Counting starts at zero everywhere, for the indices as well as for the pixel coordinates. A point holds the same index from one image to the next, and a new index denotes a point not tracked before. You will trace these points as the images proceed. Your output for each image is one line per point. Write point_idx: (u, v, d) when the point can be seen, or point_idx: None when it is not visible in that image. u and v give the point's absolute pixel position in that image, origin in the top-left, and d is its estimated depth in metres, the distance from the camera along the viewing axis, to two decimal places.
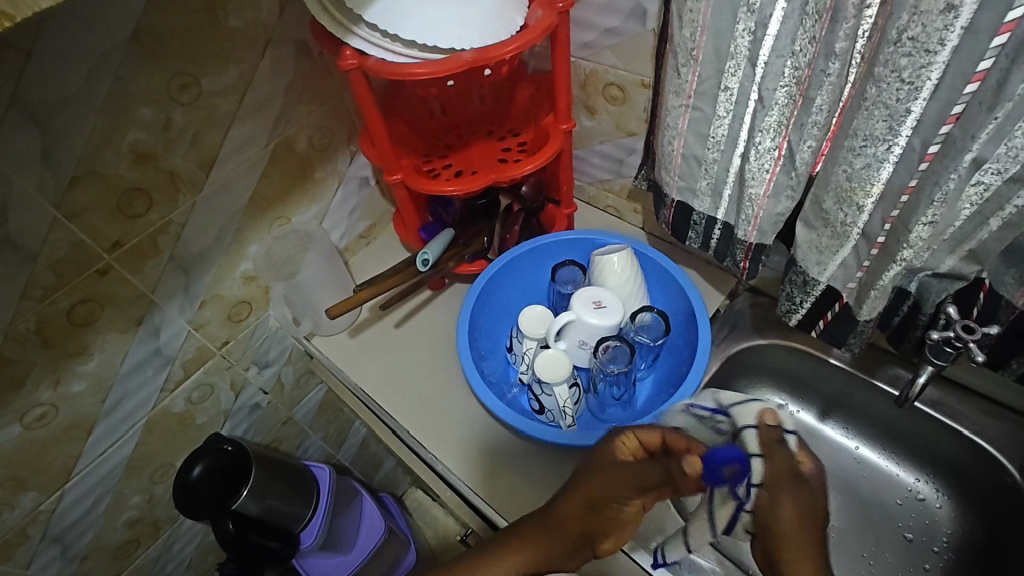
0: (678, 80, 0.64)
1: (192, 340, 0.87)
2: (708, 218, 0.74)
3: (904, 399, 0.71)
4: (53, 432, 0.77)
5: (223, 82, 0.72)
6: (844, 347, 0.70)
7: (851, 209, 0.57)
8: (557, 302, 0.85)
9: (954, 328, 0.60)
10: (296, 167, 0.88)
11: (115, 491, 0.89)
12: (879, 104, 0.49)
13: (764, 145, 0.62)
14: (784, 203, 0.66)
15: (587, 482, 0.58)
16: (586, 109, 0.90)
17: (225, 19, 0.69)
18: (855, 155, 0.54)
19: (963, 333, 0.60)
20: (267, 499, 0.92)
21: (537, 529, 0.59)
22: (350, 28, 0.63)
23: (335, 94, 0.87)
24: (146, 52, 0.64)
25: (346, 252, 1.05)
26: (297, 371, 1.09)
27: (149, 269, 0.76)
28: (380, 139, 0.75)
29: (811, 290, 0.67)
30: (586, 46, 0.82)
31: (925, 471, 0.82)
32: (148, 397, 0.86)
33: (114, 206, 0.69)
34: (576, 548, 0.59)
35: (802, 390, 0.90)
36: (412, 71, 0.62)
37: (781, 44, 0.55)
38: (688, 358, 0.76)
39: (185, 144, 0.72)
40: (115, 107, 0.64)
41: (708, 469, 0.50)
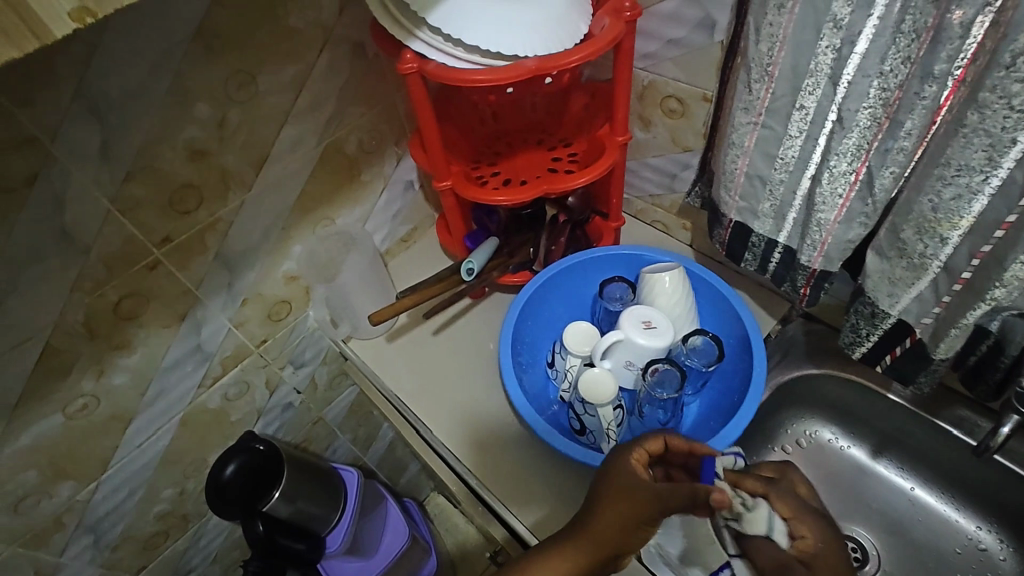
0: (749, 96, 0.61)
1: (232, 337, 0.87)
2: (768, 240, 0.71)
3: (985, 450, 0.65)
4: (94, 423, 0.77)
5: (279, 81, 0.72)
6: (912, 385, 0.66)
7: (933, 240, 0.54)
8: (603, 319, 0.82)
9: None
10: (343, 169, 0.87)
11: (148, 483, 0.90)
12: (981, 132, 0.46)
13: (839, 168, 0.58)
14: (855, 229, 0.63)
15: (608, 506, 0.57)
16: (641, 120, 0.88)
17: (285, 18, 0.68)
18: (945, 184, 0.50)
19: None
20: (297, 502, 0.91)
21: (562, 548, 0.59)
22: (412, 30, 0.62)
23: (388, 97, 0.86)
24: (208, 49, 0.63)
25: (386, 255, 1.04)
26: (331, 372, 1.08)
27: (195, 266, 0.76)
28: (432, 144, 0.74)
29: (879, 323, 0.63)
30: (648, 56, 0.79)
31: (988, 519, 0.78)
32: (186, 392, 0.86)
33: (167, 201, 0.69)
34: (602, 565, 0.58)
35: (855, 425, 0.86)
36: (473, 78, 0.61)
37: (868, 63, 0.51)
38: (741, 386, 0.73)
39: (238, 142, 0.72)
40: (174, 104, 0.64)
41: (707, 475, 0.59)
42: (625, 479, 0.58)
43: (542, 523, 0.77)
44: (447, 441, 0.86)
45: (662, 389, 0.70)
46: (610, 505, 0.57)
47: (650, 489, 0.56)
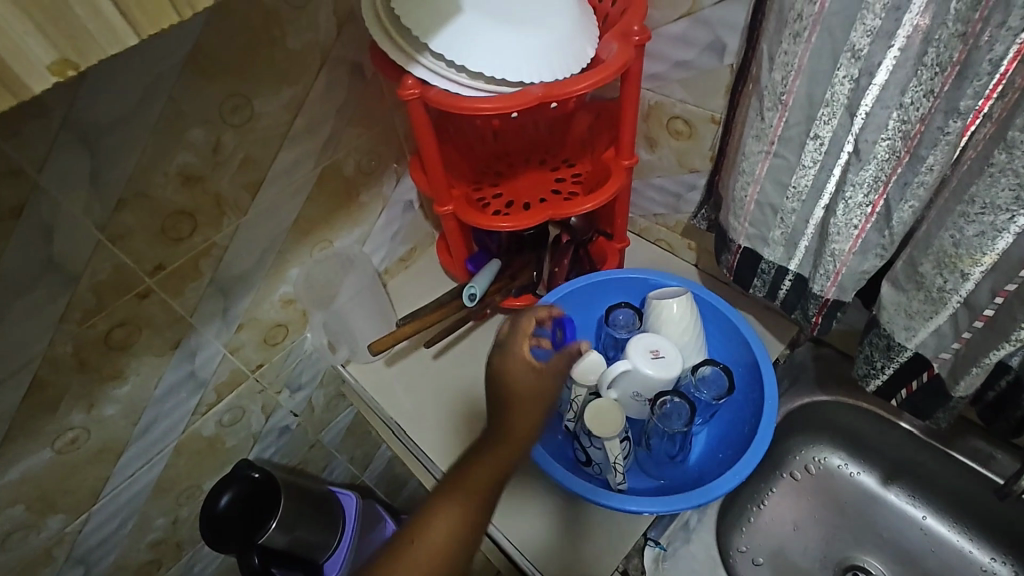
0: (762, 124, 0.59)
1: (227, 363, 0.85)
2: (778, 268, 0.69)
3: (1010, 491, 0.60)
4: (85, 455, 0.74)
5: (275, 104, 0.70)
6: (928, 420, 0.65)
7: (953, 275, 0.52)
8: (609, 346, 0.80)
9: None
10: (342, 190, 0.85)
11: (140, 513, 0.87)
12: (1008, 171, 0.44)
13: (855, 199, 0.56)
14: (871, 261, 0.61)
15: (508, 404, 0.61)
16: (646, 140, 0.86)
17: (283, 40, 0.66)
18: (969, 221, 0.49)
19: None
20: (295, 532, 0.89)
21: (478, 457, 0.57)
22: (413, 56, 0.60)
23: (387, 116, 0.84)
24: (202, 72, 0.61)
25: (385, 275, 1.02)
26: (328, 394, 1.06)
27: (189, 292, 0.74)
28: (434, 168, 0.72)
29: (895, 356, 0.62)
30: (654, 77, 0.77)
31: (1001, 550, 0.76)
32: (180, 420, 0.83)
33: (160, 228, 0.67)
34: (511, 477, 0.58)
35: (865, 452, 0.84)
36: (478, 106, 0.59)
37: (888, 95, 0.50)
38: (751, 418, 0.71)
39: (233, 166, 0.70)
40: (167, 129, 0.62)
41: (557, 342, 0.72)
42: (507, 360, 0.63)
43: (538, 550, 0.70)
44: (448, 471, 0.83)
45: (672, 423, 0.69)
46: (516, 403, 0.61)
47: (536, 376, 0.62)
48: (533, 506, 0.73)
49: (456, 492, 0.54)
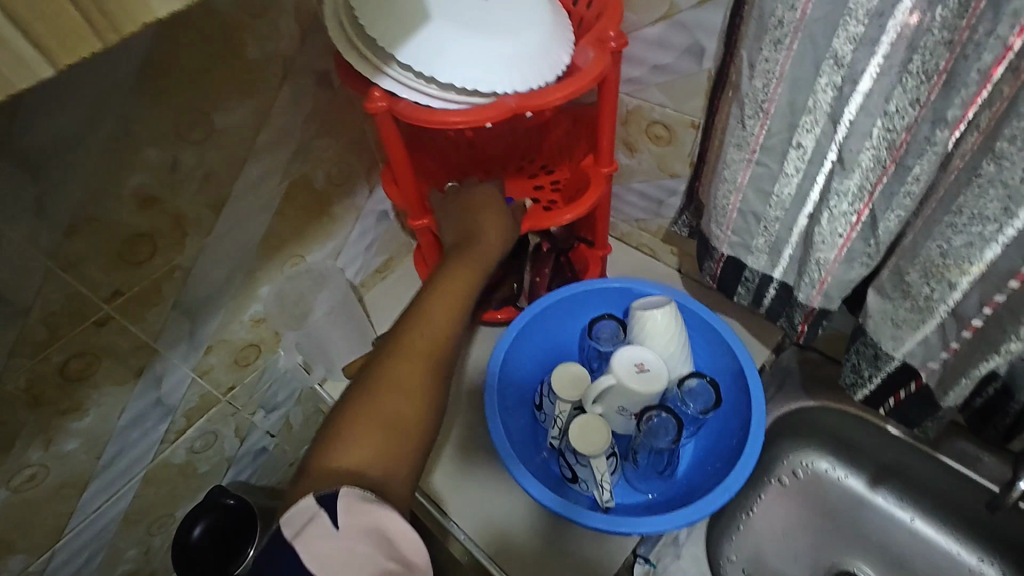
0: (743, 133, 0.57)
1: (196, 387, 0.81)
2: (762, 276, 0.68)
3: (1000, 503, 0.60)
4: (45, 492, 0.70)
5: (237, 117, 0.66)
6: (917, 428, 0.64)
7: (940, 285, 0.51)
8: (592, 358, 0.78)
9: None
10: (312, 203, 0.81)
11: (109, 546, 0.83)
12: (996, 182, 0.43)
13: (840, 208, 0.55)
14: (857, 269, 0.59)
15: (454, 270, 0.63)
16: (626, 145, 0.84)
17: (242, 50, 0.62)
18: (956, 231, 0.48)
19: None
20: None
21: (425, 315, 0.58)
22: (380, 67, 0.57)
23: (357, 125, 0.81)
24: (155, 88, 0.57)
25: (361, 288, 0.98)
26: (306, 412, 1.02)
27: (152, 317, 0.70)
28: (405, 181, 0.69)
29: (882, 365, 0.61)
30: (632, 81, 0.75)
31: (989, 552, 0.76)
32: (148, 449, 0.79)
33: (116, 253, 0.63)
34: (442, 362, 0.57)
35: (852, 456, 0.83)
36: (448, 119, 0.56)
37: (872, 103, 0.48)
38: (738, 430, 0.70)
39: (194, 184, 0.66)
40: (119, 149, 0.58)
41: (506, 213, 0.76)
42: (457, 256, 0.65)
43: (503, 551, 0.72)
44: None
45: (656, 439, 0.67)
46: (464, 271, 0.63)
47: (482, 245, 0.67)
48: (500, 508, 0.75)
49: (397, 367, 0.53)
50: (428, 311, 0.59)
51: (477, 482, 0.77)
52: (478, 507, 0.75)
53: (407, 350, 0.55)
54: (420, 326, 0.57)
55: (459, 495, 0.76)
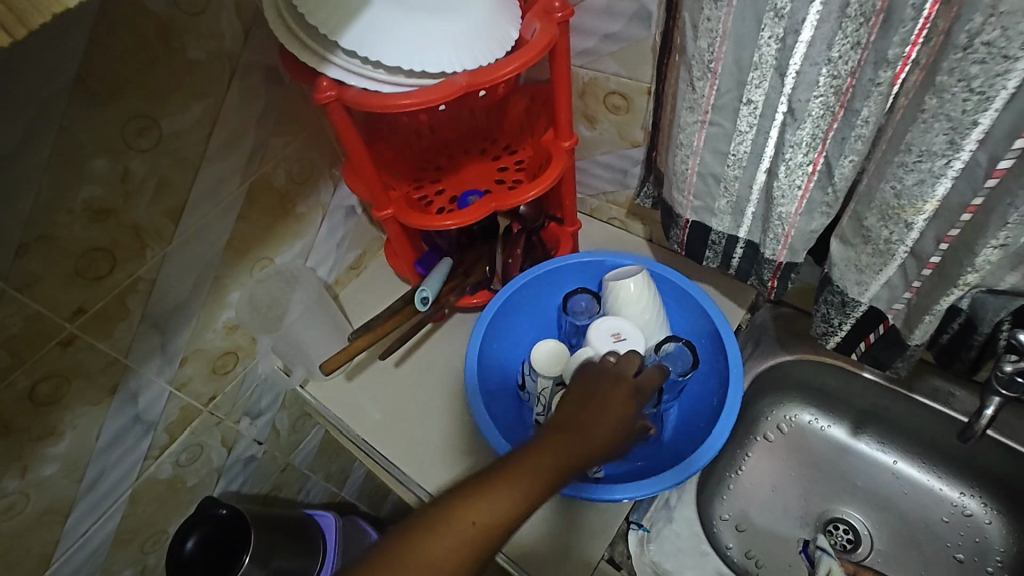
0: (693, 95, 0.57)
1: (175, 400, 0.80)
2: (728, 237, 0.68)
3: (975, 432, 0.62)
4: (29, 520, 0.69)
5: (187, 121, 0.65)
6: (889, 369, 0.64)
7: (898, 226, 0.52)
8: (570, 334, 0.79)
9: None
10: (275, 203, 0.80)
11: (103, 568, 0.82)
12: (940, 116, 0.43)
13: (796, 160, 0.55)
14: (818, 219, 0.60)
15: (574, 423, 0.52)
16: (586, 118, 0.83)
17: (182, 51, 0.61)
18: (907, 171, 0.48)
19: None
20: (272, 563, 0.85)
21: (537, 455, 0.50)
22: (325, 56, 0.56)
23: (312, 120, 0.80)
24: (95, 96, 0.56)
25: (336, 286, 0.97)
26: (292, 416, 1.02)
27: (120, 333, 0.69)
28: (366, 172, 0.68)
29: (850, 312, 0.62)
30: (585, 53, 0.75)
31: (970, 485, 0.78)
32: (132, 467, 0.78)
33: (73, 270, 0.61)
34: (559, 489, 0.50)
35: (832, 404, 0.85)
36: (399, 102, 0.55)
37: (815, 51, 0.49)
38: (719, 389, 0.71)
39: (149, 192, 0.64)
40: (64, 163, 0.56)
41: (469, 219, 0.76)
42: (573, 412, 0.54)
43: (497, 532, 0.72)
44: (417, 479, 0.81)
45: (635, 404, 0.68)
46: (587, 423, 0.53)
47: (611, 429, 0.53)
48: None
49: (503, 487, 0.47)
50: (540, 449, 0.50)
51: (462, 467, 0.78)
52: None
53: (507, 491, 0.47)
54: (529, 463, 0.49)
55: None
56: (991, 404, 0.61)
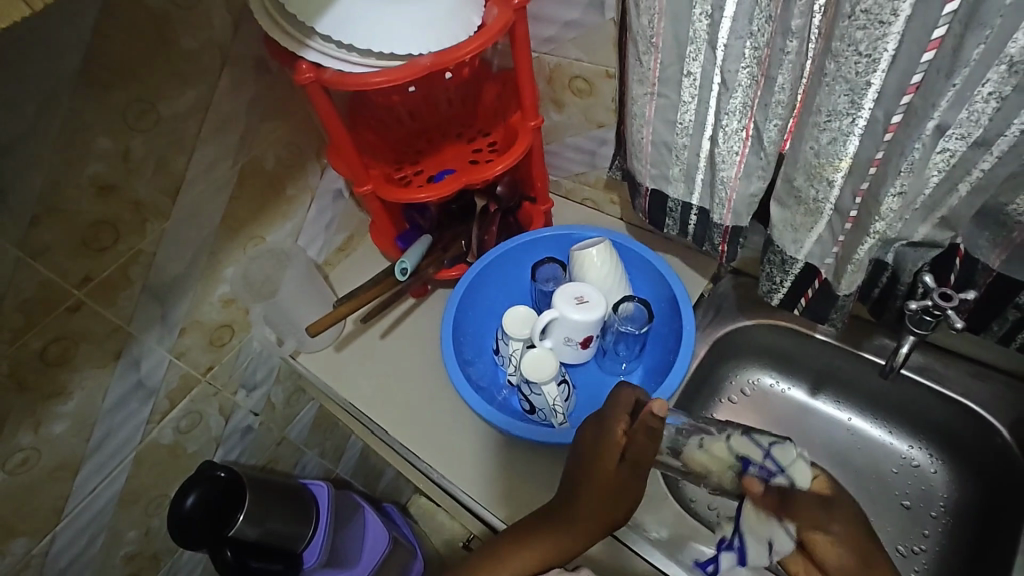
0: (641, 68, 0.63)
1: (175, 369, 0.86)
2: (683, 204, 0.74)
3: (890, 369, 0.71)
4: (41, 475, 0.75)
5: (182, 106, 0.71)
6: (827, 323, 0.70)
7: (821, 184, 0.57)
8: (540, 301, 0.85)
9: (930, 297, 0.61)
10: (265, 185, 0.86)
11: (110, 527, 0.88)
12: (840, 79, 0.49)
13: (731, 127, 0.62)
14: (756, 183, 0.66)
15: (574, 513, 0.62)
16: (554, 103, 0.89)
17: (177, 42, 0.67)
18: (821, 130, 0.53)
19: (940, 302, 0.61)
20: (266, 523, 0.91)
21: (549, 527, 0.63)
22: (303, 41, 0.62)
23: (300, 107, 0.86)
24: (98, 81, 0.62)
25: (325, 266, 1.04)
26: (287, 390, 1.08)
27: (123, 301, 0.75)
28: (347, 151, 0.74)
29: (790, 269, 0.67)
30: (548, 40, 0.81)
31: (918, 437, 0.82)
32: (136, 430, 0.84)
33: (80, 241, 0.67)
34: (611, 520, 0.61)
35: (792, 368, 0.89)
36: (371, 80, 0.62)
37: (738, 26, 0.54)
38: (672, 346, 0.77)
39: (149, 171, 0.71)
40: (71, 141, 0.63)
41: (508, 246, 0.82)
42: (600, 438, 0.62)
43: (484, 489, 0.81)
44: (404, 442, 0.87)
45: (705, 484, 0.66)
46: (574, 519, 0.62)
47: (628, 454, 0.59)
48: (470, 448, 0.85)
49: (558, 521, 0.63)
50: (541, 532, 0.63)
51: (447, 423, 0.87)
52: (458, 457, 0.85)
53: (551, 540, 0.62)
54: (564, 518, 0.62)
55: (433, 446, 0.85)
56: (908, 344, 0.69)
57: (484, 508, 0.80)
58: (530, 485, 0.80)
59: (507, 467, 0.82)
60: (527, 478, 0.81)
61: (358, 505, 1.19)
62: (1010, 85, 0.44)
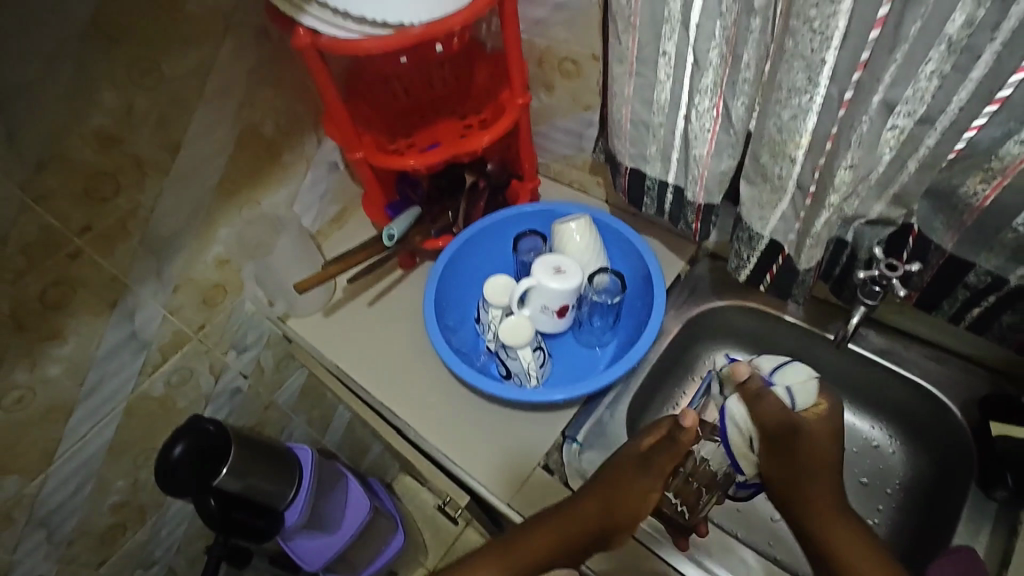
0: (621, 47, 0.67)
1: (168, 324, 0.89)
2: (660, 182, 0.77)
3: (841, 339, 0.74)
4: (35, 415, 0.79)
5: (185, 66, 0.74)
6: (791, 299, 0.74)
7: (784, 162, 0.61)
8: (521, 273, 0.89)
9: (877, 267, 0.64)
10: (263, 150, 0.90)
11: (99, 475, 0.92)
12: (797, 56, 0.53)
13: (703, 105, 0.65)
14: (726, 161, 0.69)
15: (563, 518, 0.67)
16: (544, 85, 0.93)
17: (183, 5, 0.71)
18: (782, 107, 0.57)
19: (886, 272, 0.64)
20: (248, 478, 0.94)
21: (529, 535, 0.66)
22: (301, 7, 0.65)
23: (299, 77, 0.89)
24: (105, 36, 0.66)
25: (319, 236, 1.07)
26: (277, 355, 1.11)
27: (120, 253, 0.78)
28: (341, 119, 0.77)
29: (756, 246, 0.71)
30: (539, 22, 0.84)
31: (879, 418, 0.85)
32: (127, 381, 0.88)
33: (83, 190, 0.71)
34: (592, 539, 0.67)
35: (763, 349, 0.92)
36: (363, 45, 0.66)
37: (709, 7, 0.58)
38: (645, 317, 0.82)
39: (149, 127, 0.74)
40: (76, 92, 0.66)
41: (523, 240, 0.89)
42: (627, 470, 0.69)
43: (457, 448, 0.83)
44: (383, 401, 0.89)
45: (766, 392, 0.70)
46: (570, 522, 0.67)
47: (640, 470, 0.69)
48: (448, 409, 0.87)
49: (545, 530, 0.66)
50: (537, 531, 0.66)
51: (427, 385, 0.90)
52: (432, 416, 0.87)
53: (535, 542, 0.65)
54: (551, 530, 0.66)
55: (410, 405, 0.88)
56: (857, 316, 0.73)
57: (455, 464, 0.82)
58: (502, 446, 0.83)
59: (481, 427, 0.85)
60: (501, 440, 0.83)
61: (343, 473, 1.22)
62: (949, 64, 0.48)
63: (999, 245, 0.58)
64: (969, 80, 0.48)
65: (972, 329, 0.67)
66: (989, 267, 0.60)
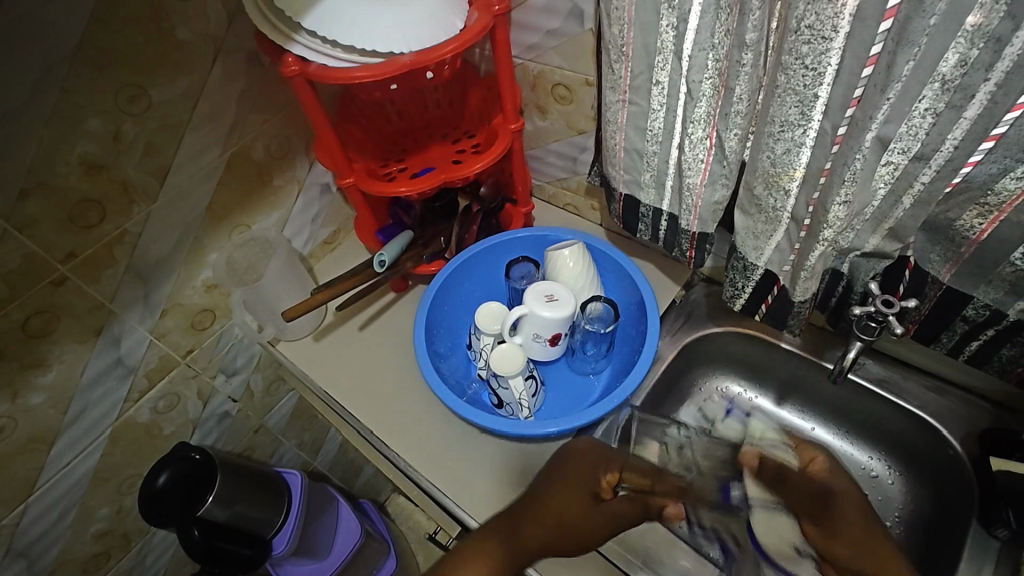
0: (613, 76, 0.66)
1: (155, 350, 0.87)
2: (654, 210, 0.76)
3: (839, 371, 0.73)
4: (16, 444, 0.77)
5: (174, 92, 0.74)
6: (787, 329, 0.73)
7: (778, 193, 0.60)
8: (514, 299, 0.88)
9: (873, 302, 0.63)
10: (253, 174, 0.89)
11: (82, 503, 0.89)
12: (790, 91, 0.52)
13: (696, 135, 0.64)
14: (720, 191, 0.68)
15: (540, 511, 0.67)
16: (538, 109, 0.92)
17: (172, 31, 0.70)
18: (775, 140, 0.56)
19: (883, 308, 0.63)
20: (234, 505, 0.93)
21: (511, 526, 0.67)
22: (291, 36, 0.65)
23: (291, 101, 0.89)
24: (94, 65, 0.65)
25: (311, 259, 1.06)
26: (267, 378, 1.09)
27: (106, 279, 0.77)
28: (331, 144, 0.76)
29: (751, 275, 0.70)
30: (532, 47, 0.84)
31: (877, 448, 0.84)
32: (113, 407, 0.86)
33: (67, 217, 0.70)
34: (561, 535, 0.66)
35: (760, 377, 0.91)
36: (352, 75, 0.64)
37: (701, 38, 0.57)
38: (638, 347, 0.80)
39: (137, 154, 0.73)
40: (62, 119, 0.65)
41: (517, 267, 0.88)
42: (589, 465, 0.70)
43: (446, 479, 0.81)
44: (372, 427, 0.87)
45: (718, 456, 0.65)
46: (551, 499, 0.67)
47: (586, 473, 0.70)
48: (438, 437, 0.85)
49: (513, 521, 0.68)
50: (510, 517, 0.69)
51: (417, 414, 0.88)
52: (421, 447, 0.85)
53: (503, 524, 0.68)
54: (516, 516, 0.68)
55: (401, 435, 0.86)
56: (855, 349, 0.72)
57: (446, 497, 0.80)
58: (495, 476, 0.81)
59: (472, 458, 0.83)
60: (491, 472, 0.81)
61: (333, 498, 1.20)
62: (943, 102, 0.47)
63: (998, 278, 0.57)
64: (963, 118, 0.48)
65: (972, 362, 0.66)
66: (987, 300, 0.59)
